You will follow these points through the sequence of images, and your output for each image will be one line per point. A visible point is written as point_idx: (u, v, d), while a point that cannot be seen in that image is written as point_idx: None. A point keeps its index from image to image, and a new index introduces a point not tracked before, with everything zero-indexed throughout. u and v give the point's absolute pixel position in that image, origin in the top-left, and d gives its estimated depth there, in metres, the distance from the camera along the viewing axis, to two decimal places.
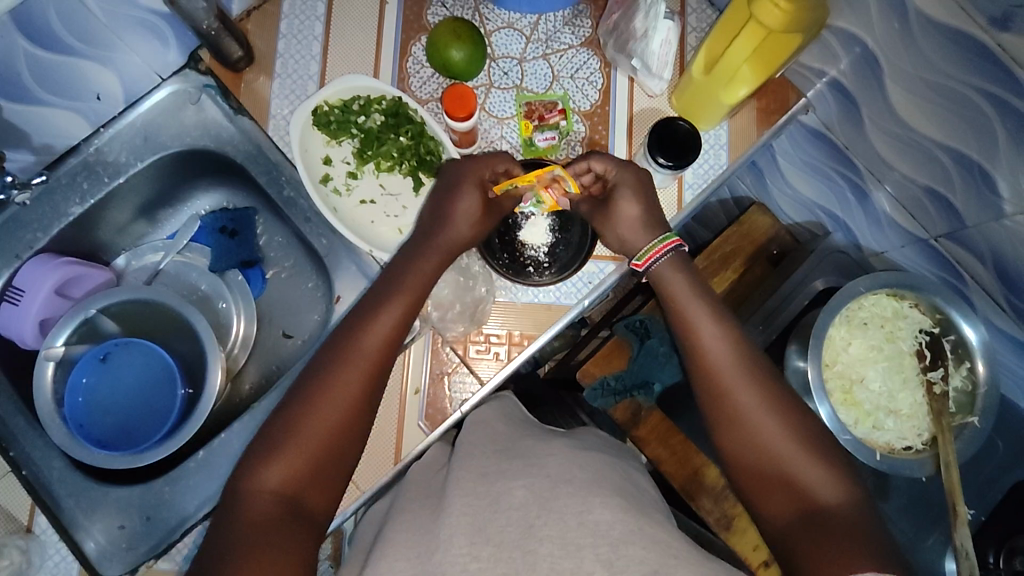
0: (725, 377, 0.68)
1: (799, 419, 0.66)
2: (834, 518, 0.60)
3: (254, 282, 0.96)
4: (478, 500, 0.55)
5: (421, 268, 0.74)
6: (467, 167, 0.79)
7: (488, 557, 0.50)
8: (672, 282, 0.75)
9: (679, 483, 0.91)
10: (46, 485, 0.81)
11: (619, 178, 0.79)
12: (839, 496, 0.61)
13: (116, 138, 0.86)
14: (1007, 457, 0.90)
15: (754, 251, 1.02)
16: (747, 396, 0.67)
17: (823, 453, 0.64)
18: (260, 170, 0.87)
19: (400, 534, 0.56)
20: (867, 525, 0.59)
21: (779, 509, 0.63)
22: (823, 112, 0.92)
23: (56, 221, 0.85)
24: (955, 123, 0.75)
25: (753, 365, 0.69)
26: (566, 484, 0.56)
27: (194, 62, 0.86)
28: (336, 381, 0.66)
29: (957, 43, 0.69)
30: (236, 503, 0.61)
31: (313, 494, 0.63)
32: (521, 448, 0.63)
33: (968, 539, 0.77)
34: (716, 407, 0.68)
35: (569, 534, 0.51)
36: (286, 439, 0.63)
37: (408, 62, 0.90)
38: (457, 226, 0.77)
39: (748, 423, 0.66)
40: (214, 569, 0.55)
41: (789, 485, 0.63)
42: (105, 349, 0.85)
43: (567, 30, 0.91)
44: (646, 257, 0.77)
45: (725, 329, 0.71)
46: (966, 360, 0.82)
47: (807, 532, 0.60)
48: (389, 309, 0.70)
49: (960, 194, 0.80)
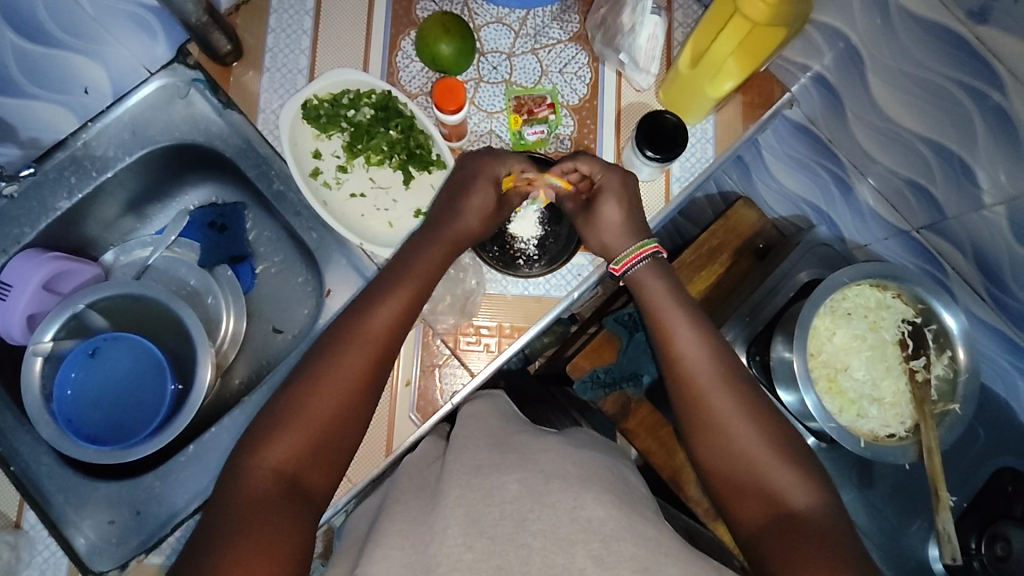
0: (702, 381, 0.69)
1: (773, 425, 0.67)
2: (806, 523, 0.61)
3: (243, 278, 0.96)
4: (472, 492, 0.56)
5: (426, 258, 0.75)
6: (482, 161, 0.80)
7: (482, 548, 0.51)
8: (648, 287, 0.76)
9: (668, 474, 0.92)
10: (34, 481, 0.80)
11: (603, 180, 0.81)
12: (811, 502, 0.62)
13: (105, 133, 0.86)
14: (988, 445, 0.92)
15: (740, 244, 1.04)
16: (724, 399, 0.68)
17: (797, 459, 0.65)
18: (250, 165, 0.87)
19: (394, 526, 0.56)
20: (838, 531, 0.60)
21: (752, 515, 0.63)
22: (807, 107, 0.94)
23: (44, 215, 0.84)
24: (935, 117, 0.76)
25: (730, 369, 0.70)
26: (559, 479, 0.56)
27: (183, 57, 0.86)
28: (344, 365, 0.66)
29: (936, 36, 0.70)
30: (236, 480, 0.61)
31: (314, 474, 0.63)
32: (516, 443, 0.63)
33: (949, 523, 0.80)
34: (693, 411, 0.69)
35: (562, 529, 0.52)
36: (290, 416, 0.64)
37: (397, 56, 0.90)
38: (466, 217, 0.78)
39: (724, 427, 0.67)
40: (207, 548, 0.56)
41: (762, 489, 0.64)
42: (94, 343, 0.84)
43: (555, 25, 0.92)
44: (624, 261, 0.78)
45: (701, 335, 0.72)
46: (948, 349, 0.84)
47: (779, 536, 0.61)
48: (390, 299, 0.71)
49: (941, 186, 0.81)
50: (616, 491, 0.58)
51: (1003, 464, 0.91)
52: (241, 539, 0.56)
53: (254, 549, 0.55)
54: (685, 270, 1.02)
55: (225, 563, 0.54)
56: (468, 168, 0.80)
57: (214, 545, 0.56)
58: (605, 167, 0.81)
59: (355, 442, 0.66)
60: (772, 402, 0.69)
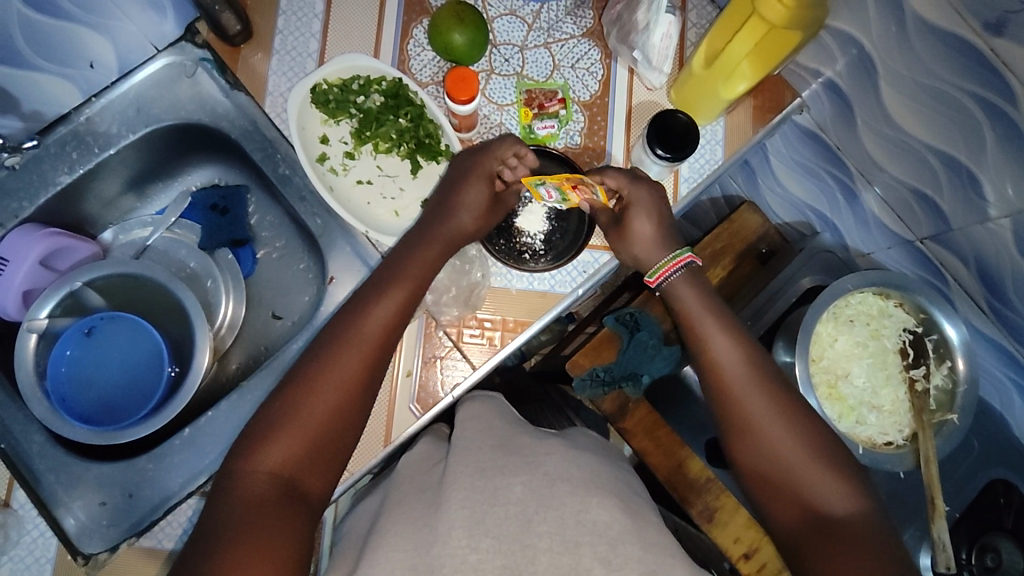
0: (737, 386, 0.70)
1: (810, 428, 0.68)
2: (843, 526, 0.63)
3: (244, 261, 0.94)
4: (477, 493, 0.55)
5: (421, 258, 0.74)
6: (476, 157, 0.80)
7: (488, 549, 0.50)
8: (680, 298, 0.77)
9: (664, 475, 0.92)
10: (24, 459, 0.79)
11: (631, 194, 0.80)
12: (847, 503, 0.64)
13: (108, 109, 0.84)
14: (982, 456, 0.93)
15: (743, 249, 1.02)
16: (762, 403, 0.69)
17: (832, 460, 0.67)
18: (255, 148, 0.86)
19: (395, 528, 0.56)
20: (876, 534, 0.62)
21: (788, 515, 0.65)
22: (817, 112, 0.94)
23: (44, 189, 0.83)
24: (945, 127, 0.76)
25: (764, 376, 0.71)
26: (564, 483, 0.56)
27: (191, 35, 0.84)
28: (338, 368, 0.66)
29: (950, 46, 0.70)
30: (232, 485, 0.60)
31: (311, 478, 0.62)
32: (518, 446, 0.62)
33: (945, 532, 0.80)
34: (728, 415, 0.70)
35: (568, 532, 0.52)
36: (286, 420, 0.63)
37: (408, 44, 0.89)
38: (460, 216, 0.77)
39: (761, 431, 0.68)
40: (203, 550, 0.55)
41: (798, 492, 0.65)
42: (90, 322, 0.83)
43: (569, 20, 0.91)
44: (657, 274, 0.79)
45: (736, 343, 0.73)
46: (948, 360, 0.84)
47: (816, 539, 0.62)
48: (387, 299, 0.70)
49: (947, 197, 0.81)
50: (620, 495, 0.58)
51: (997, 475, 0.91)
52: (235, 540, 0.55)
53: (249, 554, 0.55)
54: None
55: (226, 566, 0.53)
56: (463, 164, 0.80)
57: (209, 547, 0.55)
58: (631, 180, 0.81)
59: (351, 442, 0.66)
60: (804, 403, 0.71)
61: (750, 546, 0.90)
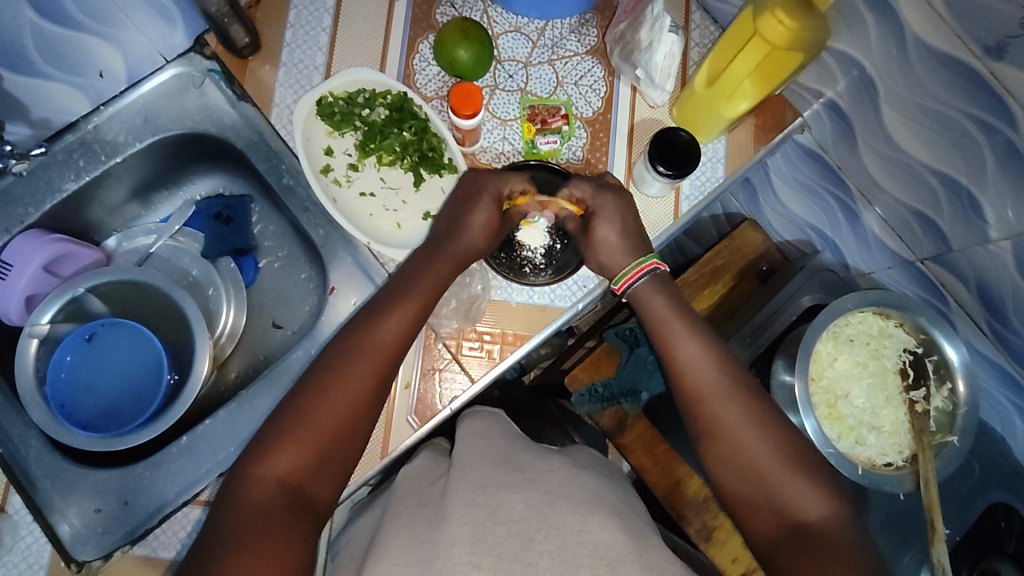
0: (706, 394, 0.70)
1: (781, 434, 0.68)
2: (817, 533, 0.62)
3: (247, 271, 0.95)
4: (478, 510, 0.55)
5: (433, 273, 0.75)
6: (487, 179, 0.80)
7: (488, 566, 0.50)
8: (649, 303, 0.76)
9: (662, 492, 0.91)
10: (22, 464, 0.79)
11: (596, 204, 0.79)
12: (822, 510, 0.63)
13: (116, 117, 0.85)
14: (983, 479, 0.92)
15: (744, 266, 1.04)
16: (730, 410, 0.68)
17: (807, 467, 0.66)
18: (261, 158, 0.87)
19: (396, 541, 0.56)
20: (851, 541, 0.61)
21: (764, 524, 0.65)
22: (818, 133, 0.94)
23: (50, 196, 0.84)
24: (947, 150, 0.76)
25: (736, 382, 0.70)
26: (565, 501, 0.57)
27: (200, 46, 0.86)
28: (349, 378, 0.66)
29: (952, 69, 0.70)
30: (236, 492, 0.60)
31: (318, 486, 0.63)
32: (518, 462, 0.63)
33: (945, 554, 0.75)
34: (702, 424, 0.69)
35: (568, 552, 0.51)
36: (295, 426, 0.63)
37: (414, 59, 0.90)
38: (471, 234, 0.77)
39: (732, 439, 0.67)
40: (208, 559, 0.55)
41: (772, 497, 0.65)
42: (91, 329, 0.84)
43: (573, 37, 0.92)
44: (622, 280, 0.77)
45: (706, 347, 0.72)
46: (948, 381, 0.84)
47: (791, 549, 0.62)
48: (398, 311, 0.71)
49: (948, 218, 0.81)
50: (617, 516, 0.58)
51: (998, 498, 0.91)
52: (242, 547, 0.56)
53: (253, 559, 0.55)
54: (688, 288, 1.02)
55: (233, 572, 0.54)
56: (474, 184, 0.80)
57: (215, 553, 0.56)
58: (597, 189, 0.80)
59: (359, 452, 0.66)
60: (776, 407, 0.70)
61: (748, 566, 0.90)
